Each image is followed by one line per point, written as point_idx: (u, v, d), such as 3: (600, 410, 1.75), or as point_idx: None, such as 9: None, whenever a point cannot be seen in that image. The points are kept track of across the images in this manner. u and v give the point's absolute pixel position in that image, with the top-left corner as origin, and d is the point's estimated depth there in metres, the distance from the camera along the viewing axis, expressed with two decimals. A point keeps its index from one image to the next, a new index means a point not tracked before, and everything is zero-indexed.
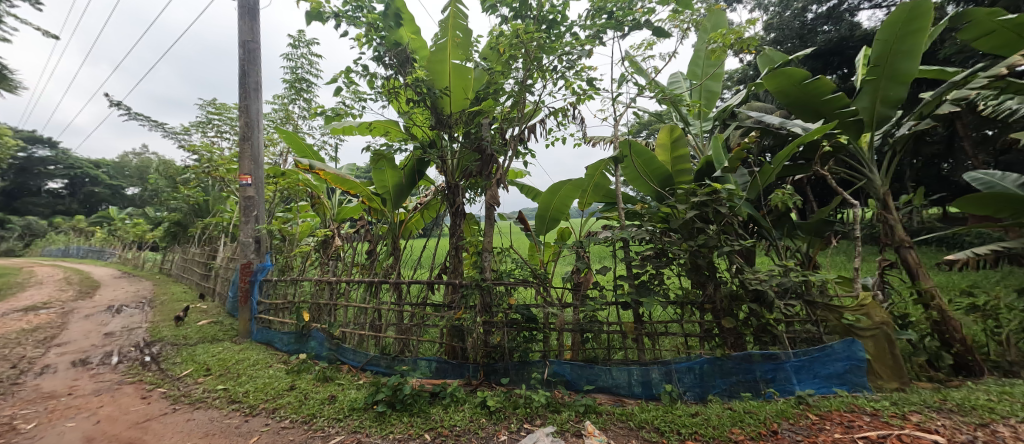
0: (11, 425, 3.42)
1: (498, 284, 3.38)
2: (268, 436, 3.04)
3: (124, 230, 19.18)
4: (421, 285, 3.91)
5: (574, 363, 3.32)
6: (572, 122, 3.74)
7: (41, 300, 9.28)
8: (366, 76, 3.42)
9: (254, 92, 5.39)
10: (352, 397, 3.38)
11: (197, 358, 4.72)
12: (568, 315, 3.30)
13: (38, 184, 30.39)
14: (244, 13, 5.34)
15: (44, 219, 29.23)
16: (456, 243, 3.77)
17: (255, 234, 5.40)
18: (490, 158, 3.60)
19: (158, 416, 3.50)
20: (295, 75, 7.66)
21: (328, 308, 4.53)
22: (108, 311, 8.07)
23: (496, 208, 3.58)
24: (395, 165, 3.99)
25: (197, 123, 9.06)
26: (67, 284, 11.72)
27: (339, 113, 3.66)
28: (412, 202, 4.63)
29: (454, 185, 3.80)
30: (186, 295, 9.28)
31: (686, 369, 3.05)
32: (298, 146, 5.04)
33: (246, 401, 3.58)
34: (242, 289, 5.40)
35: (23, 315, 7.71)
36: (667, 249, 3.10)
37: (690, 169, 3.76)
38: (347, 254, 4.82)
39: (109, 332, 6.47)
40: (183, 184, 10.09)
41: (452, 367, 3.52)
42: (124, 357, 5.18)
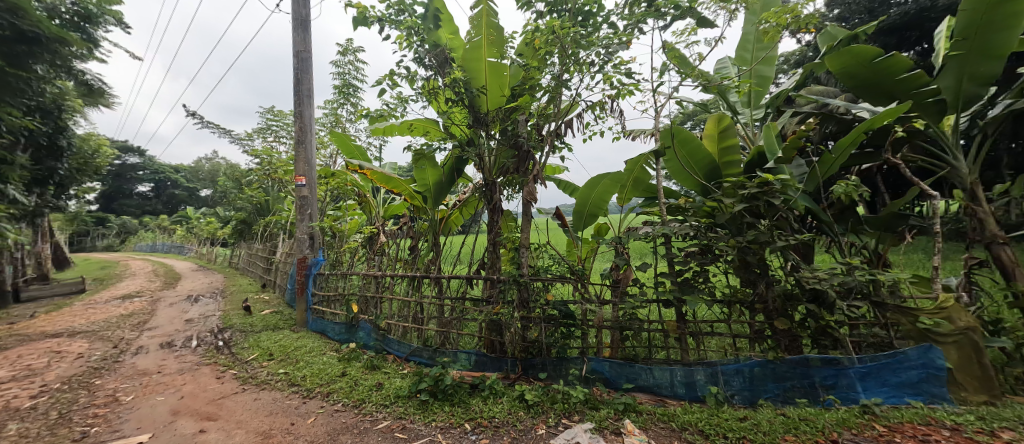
0: (115, 397, 3.98)
1: (535, 280, 3.38)
2: (324, 417, 3.30)
3: (199, 228, 21.14)
4: (460, 280, 4.00)
5: (614, 360, 3.26)
6: (610, 115, 3.63)
7: (135, 290, 10.55)
8: (407, 77, 3.55)
9: (307, 98, 5.77)
10: (398, 386, 3.57)
11: (262, 344, 5.17)
12: (606, 312, 3.27)
13: (130, 187, 34.21)
14: (298, 25, 5.71)
15: (136, 218, 33.26)
16: (494, 239, 3.79)
17: (309, 231, 5.80)
18: (527, 155, 3.71)
19: (231, 394, 3.89)
20: (343, 81, 8.09)
21: (374, 301, 4.80)
22: (188, 300, 9.02)
23: (534, 203, 3.61)
24: (435, 163, 4.10)
25: (259, 129, 9.87)
26: (154, 275, 13.24)
27: (382, 115, 3.84)
28: (451, 200, 4.74)
29: (492, 182, 3.84)
30: (251, 287, 10.15)
31: (735, 371, 2.91)
32: (345, 147, 5.28)
33: (304, 384, 3.88)
34: (299, 282, 5.82)
35: (122, 302, 8.83)
36: (713, 245, 2.90)
37: (739, 161, 3.50)
38: (392, 250, 5.06)
39: (189, 319, 7.24)
40: (248, 186, 11.03)
41: (490, 361, 3.61)
42: (202, 341, 5.79)
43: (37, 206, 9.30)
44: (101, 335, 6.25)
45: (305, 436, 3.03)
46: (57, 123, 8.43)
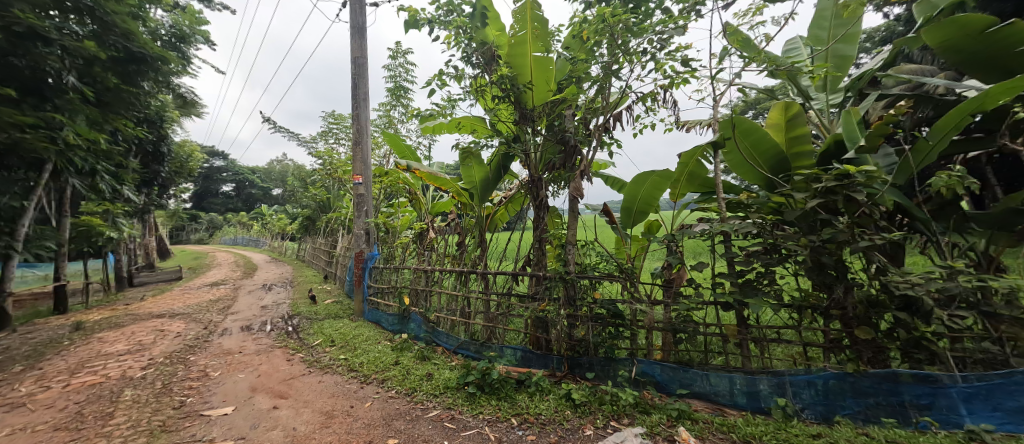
0: (205, 372, 4.51)
1: (582, 278, 3.28)
2: (379, 403, 3.48)
3: (272, 223, 23.28)
4: (506, 276, 4.01)
5: (667, 362, 3.09)
6: (663, 106, 3.42)
7: (221, 278, 11.87)
8: (455, 77, 3.62)
9: (363, 102, 6.10)
10: (446, 377, 3.68)
11: (325, 331, 5.58)
12: (658, 313, 3.07)
13: (217, 187, 38.37)
14: (355, 33, 6.04)
15: (223, 215, 37.36)
16: (540, 235, 3.73)
17: (365, 227, 6.15)
18: (574, 150, 3.57)
19: (300, 376, 4.24)
20: (395, 83, 8.45)
21: (424, 294, 4.99)
22: (263, 289, 9.98)
23: (580, 200, 3.43)
24: (482, 160, 4.15)
25: (322, 132, 10.63)
26: (236, 266, 14.80)
27: (432, 115, 3.95)
28: (497, 197, 4.76)
29: (538, 178, 3.79)
30: (316, 278, 11.00)
31: (806, 383, 2.64)
32: (397, 147, 5.46)
33: (362, 370, 4.13)
34: (357, 275, 6.19)
35: (210, 289, 9.98)
36: (780, 244, 2.62)
37: (812, 152, 3.11)
38: (440, 246, 5.22)
39: (264, 306, 8.01)
40: (312, 185, 11.96)
41: (536, 357, 3.58)
42: (274, 326, 6.37)
43: (146, 204, 10.75)
44: (194, 317, 7.09)
45: (362, 419, 3.21)
46: (160, 132, 9.67)
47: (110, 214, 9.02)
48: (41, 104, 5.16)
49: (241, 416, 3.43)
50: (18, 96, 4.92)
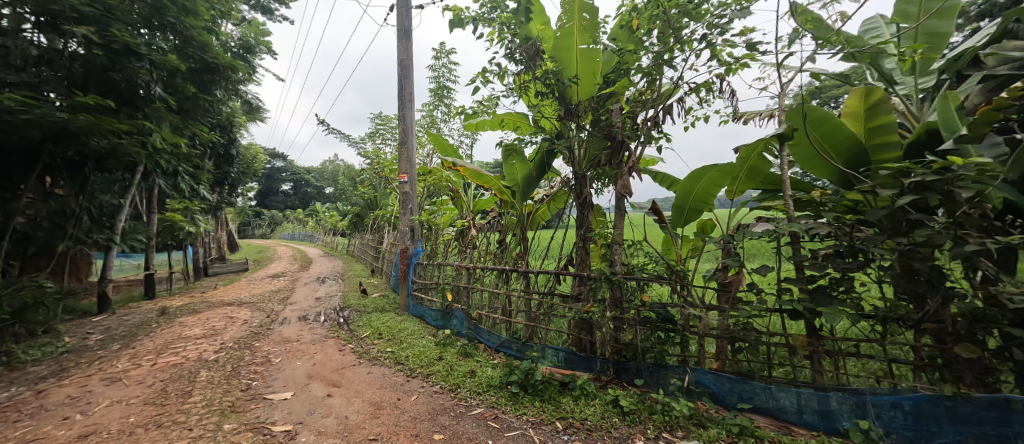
0: (268, 358, 4.83)
1: (629, 279, 3.10)
2: (424, 397, 3.53)
3: (325, 219, 24.76)
4: (548, 275, 3.92)
5: (723, 372, 2.86)
6: (720, 97, 3.11)
7: (281, 270, 12.76)
8: (499, 74, 3.56)
9: (409, 102, 6.25)
10: (489, 375, 3.67)
11: (373, 324, 5.80)
12: (713, 320, 2.84)
13: (278, 186, 41.30)
14: (401, 35, 6.19)
15: (283, 212, 40.22)
16: (584, 234, 3.59)
17: (410, 224, 6.30)
18: (621, 145, 3.33)
19: (351, 366, 4.43)
20: (438, 84, 8.60)
21: (466, 291, 5.03)
22: (317, 281, 10.60)
23: (628, 198, 3.19)
24: (524, 157, 4.07)
25: (371, 133, 11.10)
26: (294, 259, 15.86)
27: (475, 112, 3.94)
28: (538, 194, 4.67)
29: (581, 176, 3.64)
30: (364, 272, 11.52)
31: (891, 405, 2.32)
32: (440, 146, 5.51)
33: (407, 364, 4.23)
34: (402, 270, 6.37)
35: (272, 280, 10.75)
36: (861, 247, 2.30)
37: (898, 143, 2.72)
38: (481, 243, 5.25)
39: (318, 297, 8.50)
40: (361, 183, 12.53)
41: (580, 360, 3.45)
42: (328, 317, 6.72)
43: (219, 202, 11.76)
44: (258, 306, 7.66)
45: (409, 412, 3.28)
46: (230, 136, 10.53)
47: (189, 211, 10.20)
48: (134, 113, 5.80)
49: (299, 401, 3.63)
50: (116, 107, 5.55)
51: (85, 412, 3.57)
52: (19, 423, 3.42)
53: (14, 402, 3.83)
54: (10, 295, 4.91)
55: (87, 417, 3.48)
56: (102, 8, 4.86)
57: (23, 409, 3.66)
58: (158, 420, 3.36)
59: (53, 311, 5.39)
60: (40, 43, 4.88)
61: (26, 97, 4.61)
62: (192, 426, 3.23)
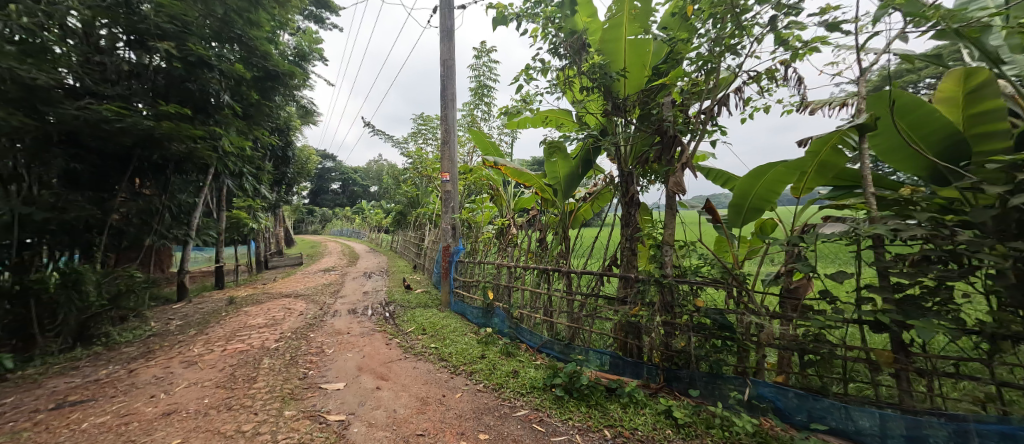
0: (321, 348, 5.05)
1: (681, 283, 2.88)
2: (468, 395, 3.52)
3: (371, 216, 25.80)
4: (592, 276, 3.77)
5: (789, 386, 2.58)
6: (783, 86, 2.82)
7: (332, 265, 13.43)
8: (542, 70, 3.46)
9: (451, 102, 6.30)
10: (532, 376, 3.60)
11: (417, 319, 5.91)
12: (778, 329, 2.57)
13: (329, 185, 43.63)
14: (444, 36, 6.25)
15: (334, 210, 42.46)
16: (631, 234, 3.41)
17: (452, 222, 6.36)
18: (672, 140, 3.09)
19: (398, 360, 4.52)
20: (479, 83, 8.63)
21: (507, 289, 4.99)
22: (365, 276, 11.05)
23: (680, 196, 2.96)
24: (567, 154, 3.94)
25: (414, 134, 11.37)
26: (344, 255, 16.66)
27: (518, 110, 3.85)
28: (581, 192, 4.52)
29: (627, 173, 3.46)
30: (407, 268, 11.86)
31: (1004, 436, 1.97)
32: (481, 144, 5.49)
33: (451, 361, 4.25)
34: (444, 268, 6.45)
35: (324, 274, 11.35)
36: (966, 252, 1.97)
37: (1011, 131, 2.30)
38: (522, 241, 5.25)
39: (366, 291, 8.83)
40: (405, 182, 12.91)
41: (627, 365, 3.27)
42: (374, 311, 6.95)
43: (278, 200, 12.58)
44: (311, 298, 8.09)
45: (454, 409, 3.28)
46: (287, 138, 11.20)
47: (253, 209, 10.98)
48: (207, 119, 6.25)
49: (350, 392, 3.75)
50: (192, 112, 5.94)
51: (167, 392, 3.89)
52: (114, 398, 3.79)
53: (110, 379, 4.26)
54: (106, 282, 5.45)
55: (168, 396, 3.79)
56: (180, 25, 5.44)
57: (117, 386, 4.06)
58: (227, 403, 3.60)
59: (140, 298, 5.97)
60: (130, 59, 5.63)
61: (121, 107, 5.10)
62: (257, 410, 3.43)
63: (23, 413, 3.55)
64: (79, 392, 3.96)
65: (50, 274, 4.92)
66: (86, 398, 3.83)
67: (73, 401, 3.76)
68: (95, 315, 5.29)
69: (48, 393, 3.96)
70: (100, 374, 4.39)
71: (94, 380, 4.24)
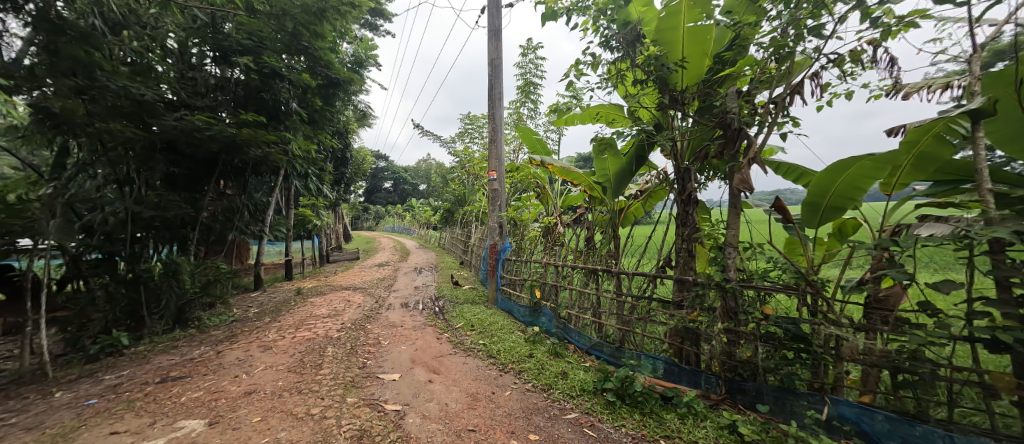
0: (377, 340, 5.29)
1: (747, 288, 2.64)
2: (517, 394, 3.50)
3: (420, 213, 26.77)
4: (645, 278, 3.59)
5: (878, 409, 2.27)
6: (871, 69, 2.49)
7: (385, 260, 14.07)
8: (592, 64, 3.33)
9: (498, 101, 6.32)
10: (582, 379, 3.52)
11: (465, 315, 6.02)
12: (865, 343, 2.29)
13: (382, 185, 45.78)
14: (491, 36, 6.27)
15: (387, 208, 44.51)
16: (689, 234, 3.20)
17: (499, 221, 6.39)
18: (737, 133, 2.83)
19: (449, 354, 4.62)
20: (526, 80, 8.59)
21: (554, 289, 4.92)
22: (415, 271, 11.47)
23: (746, 194, 2.72)
24: (618, 151, 3.78)
25: (461, 133, 11.59)
26: (396, 250, 17.41)
27: (566, 106, 3.76)
28: (632, 190, 4.33)
29: (684, 169, 3.25)
30: (454, 264, 12.15)
31: None
32: (528, 142, 5.44)
33: (499, 358, 4.27)
34: (491, 265, 6.50)
35: (378, 269, 11.93)
36: None
37: None
38: (568, 240, 5.12)
39: (416, 286, 9.15)
40: (453, 181, 13.21)
41: (683, 373, 3.09)
42: (425, 305, 7.17)
43: (337, 199, 13.37)
44: (367, 292, 8.52)
45: (504, 407, 3.28)
46: (345, 140, 11.85)
47: (315, 207, 11.76)
48: (279, 126, 6.78)
49: (404, 383, 3.89)
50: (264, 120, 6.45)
51: (248, 372, 4.26)
52: (207, 376, 4.22)
53: (202, 358, 4.76)
54: (197, 273, 6.10)
55: (249, 377, 4.15)
56: (256, 40, 6.02)
57: (209, 365, 4.52)
58: (299, 386, 3.87)
59: (224, 287, 6.61)
60: (216, 73, 6.29)
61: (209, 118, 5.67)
62: (324, 395, 3.65)
63: (137, 384, 4.08)
64: (179, 369, 4.46)
65: (155, 265, 5.59)
66: (185, 374, 4.30)
67: (174, 376, 4.24)
68: (190, 301, 5.94)
69: (155, 368, 4.51)
70: (194, 354, 4.93)
71: (190, 359, 4.76)
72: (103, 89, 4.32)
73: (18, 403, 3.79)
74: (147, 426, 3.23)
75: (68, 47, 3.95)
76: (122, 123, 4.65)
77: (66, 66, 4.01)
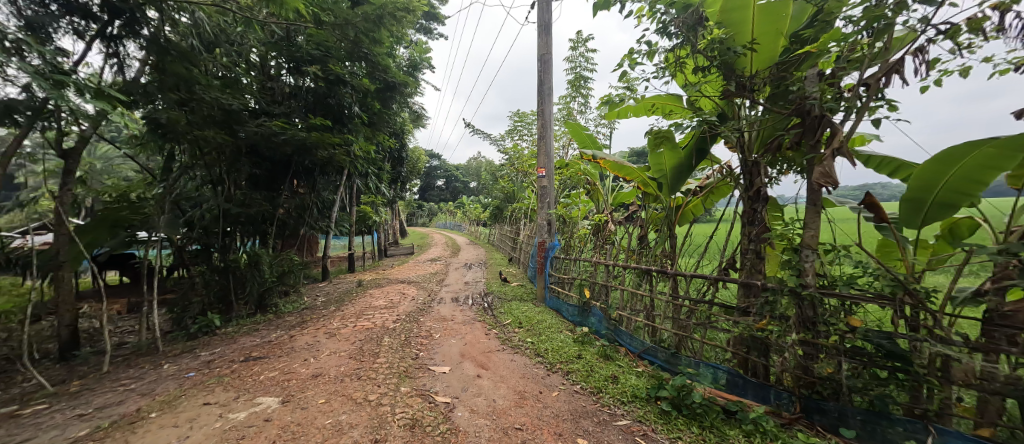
0: (429, 333, 5.43)
1: (828, 296, 2.34)
2: (565, 395, 3.41)
3: (470, 210, 27.33)
4: (705, 280, 3.33)
5: (1000, 442, 1.92)
6: (993, 39, 2.09)
7: (436, 255, 14.49)
8: (647, 53, 3.10)
9: (547, 96, 6.20)
10: (633, 384, 3.34)
11: (514, 312, 6.01)
12: (984, 367, 1.92)
13: (435, 182, 47.31)
14: (541, 30, 6.17)
15: (439, 205, 45.96)
16: (757, 234, 2.91)
17: (548, 218, 6.29)
18: (818, 121, 2.51)
19: (497, 350, 4.62)
20: (576, 74, 8.38)
21: (605, 289, 4.74)
22: (465, 267, 11.69)
23: (829, 190, 2.40)
24: (675, 144, 3.53)
25: (511, 130, 11.60)
26: (446, 246, 17.92)
27: (619, 99, 3.57)
28: (690, 185, 4.04)
29: (753, 163, 2.95)
30: (503, 261, 12.23)
31: None
32: (578, 137, 5.29)
33: (547, 357, 4.19)
34: (539, 263, 6.42)
35: (430, 263, 12.30)
36: None
37: None
38: (621, 239, 4.91)
39: (466, 281, 9.30)
40: (503, 178, 13.30)
41: (749, 386, 2.82)
42: (474, 301, 7.26)
43: (393, 196, 13.98)
44: (420, 285, 8.82)
45: (552, 408, 3.20)
46: (401, 140, 12.34)
47: (374, 204, 12.38)
48: (342, 128, 7.20)
49: (454, 377, 3.93)
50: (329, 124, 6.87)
51: (316, 357, 4.55)
52: (281, 357, 4.57)
53: (278, 341, 5.16)
54: (275, 263, 6.65)
55: (316, 360, 4.44)
56: (323, 50, 6.47)
57: (283, 348, 4.89)
58: (359, 372, 4.06)
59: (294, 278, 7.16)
60: (290, 82, 6.80)
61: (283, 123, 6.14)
62: (380, 383, 3.80)
63: (225, 361, 4.51)
64: (258, 349, 4.87)
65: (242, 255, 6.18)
66: (264, 355, 4.68)
67: (255, 356, 4.64)
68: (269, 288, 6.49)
69: (240, 348, 4.97)
70: (271, 337, 5.37)
71: (268, 341, 5.19)
72: (200, 101, 4.76)
73: (135, 372, 4.36)
74: (233, 399, 3.54)
75: (173, 65, 4.39)
76: (216, 131, 5.15)
77: (172, 82, 4.46)
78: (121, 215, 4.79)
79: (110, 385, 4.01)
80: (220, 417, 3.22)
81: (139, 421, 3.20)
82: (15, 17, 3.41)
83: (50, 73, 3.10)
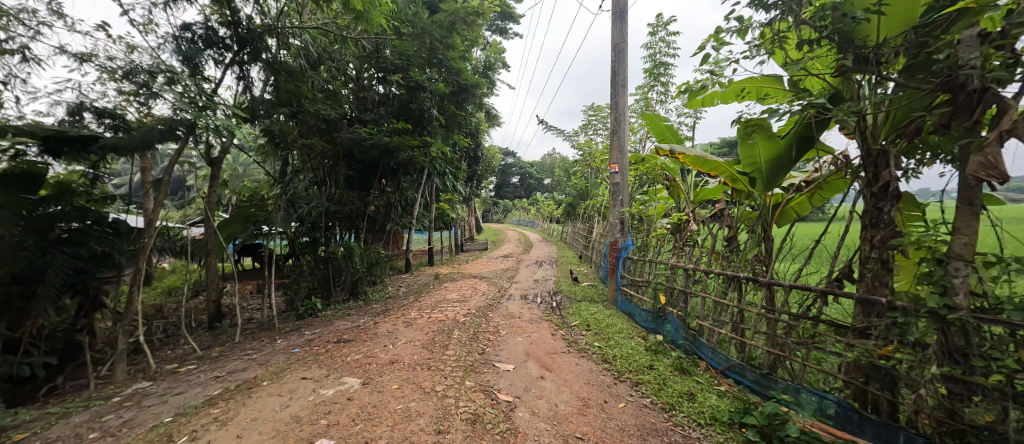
0: (496, 329, 5.44)
1: (993, 322, 1.80)
2: (632, 408, 3.14)
3: (542, 207, 27.27)
4: (808, 292, 2.83)
5: None
6: None
7: (507, 251, 14.65)
8: (738, 30, 2.68)
9: (621, 87, 5.83)
10: (714, 405, 2.96)
11: (582, 313, 5.78)
12: None
13: (508, 180, 48.12)
14: (616, 18, 5.82)
15: (512, 202, 46.68)
16: (883, 239, 2.38)
17: (621, 216, 5.95)
18: (979, 95, 1.94)
19: (563, 352, 4.45)
20: (655, 62, 7.80)
21: (683, 294, 4.31)
22: (535, 264, 11.64)
23: (997, 185, 1.85)
24: (771, 132, 3.04)
25: (584, 126, 11.26)
26: (517, 242, 18.07)
27: (702, 85, 3.16)
28: (793, 180, 3.46)
29: (879, 151, 2.41)
30: (574, 260, 11.96)
31: None
32: (656, 129, 4.88)
33: (615, 364, 3.92)
34: (611, 263, 6.09)
35: (501, 260, 12.47)
36: None
37: None
38: (704, 240, 4.43)
39: (535, 279, 9.24)
40: (576, 175, 13.00)
41: (865, 423, 2.32)
42: (543, 299, 7.14)
43: (467, 194, 14.43)
44: (491, 281, 8.96)
45: (617, 420, 2.96)
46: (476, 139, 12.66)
47: (451, 201, 12.86)
48: (422, 129, 7.55)
49: (517, 376, 3.86)
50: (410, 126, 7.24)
51: (394, 344, 4.80)
52: (365, 342, 4.89)
53: (365, 326, 5.56)
54: (364, 256, 7.22)
55: (394, 347, 4.68)
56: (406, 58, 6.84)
57: (367, 333, 5.23)
58: (429, 362, 4.18)
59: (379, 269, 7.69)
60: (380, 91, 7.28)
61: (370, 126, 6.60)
62: (446, 375, 3.87)
63: (322, 341, 4.95)
64: (348, 333, 5.28)
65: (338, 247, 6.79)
66: (352, 338, 5.05)
67: (345, 338, 5.03)
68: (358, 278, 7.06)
69: (334, 330, 5.45)
70: (360, 322, 5.80)
71: (357, 325, 5.60)
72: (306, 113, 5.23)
73: (256, 344, 4.98)
74: (324, 376, 3.86)
75: (285, 84, 4.90)
76: (320, 139, 5.57)
77: (285, 97, 5.00)
78: (249, 212, 5.55)
79: (238, 353, 4.63)
80: (314, 391, 3.52)
81: (256, 387, 3.62)
82: (177, 54, 4.05)
83: (196, 97, 3.63)
